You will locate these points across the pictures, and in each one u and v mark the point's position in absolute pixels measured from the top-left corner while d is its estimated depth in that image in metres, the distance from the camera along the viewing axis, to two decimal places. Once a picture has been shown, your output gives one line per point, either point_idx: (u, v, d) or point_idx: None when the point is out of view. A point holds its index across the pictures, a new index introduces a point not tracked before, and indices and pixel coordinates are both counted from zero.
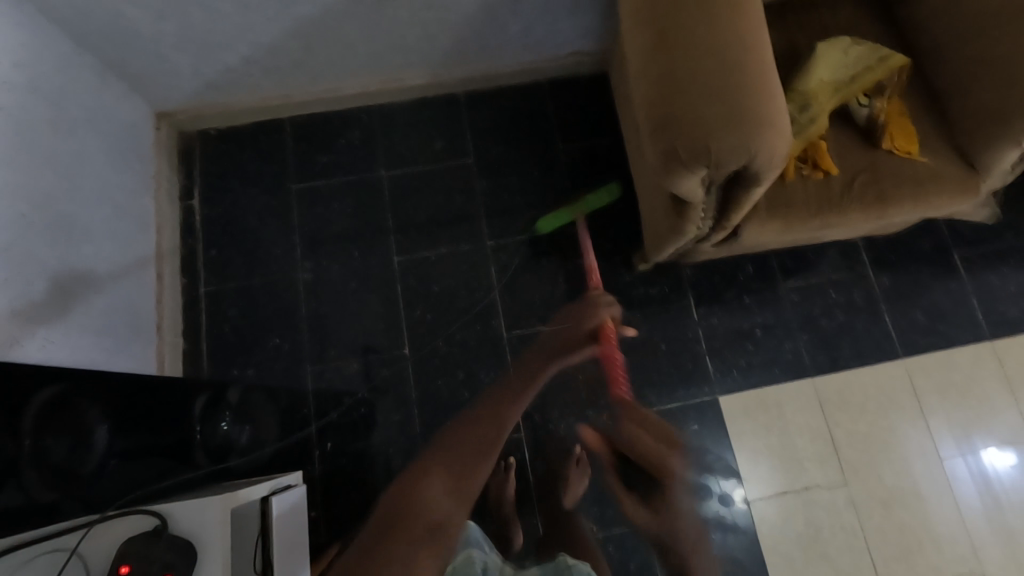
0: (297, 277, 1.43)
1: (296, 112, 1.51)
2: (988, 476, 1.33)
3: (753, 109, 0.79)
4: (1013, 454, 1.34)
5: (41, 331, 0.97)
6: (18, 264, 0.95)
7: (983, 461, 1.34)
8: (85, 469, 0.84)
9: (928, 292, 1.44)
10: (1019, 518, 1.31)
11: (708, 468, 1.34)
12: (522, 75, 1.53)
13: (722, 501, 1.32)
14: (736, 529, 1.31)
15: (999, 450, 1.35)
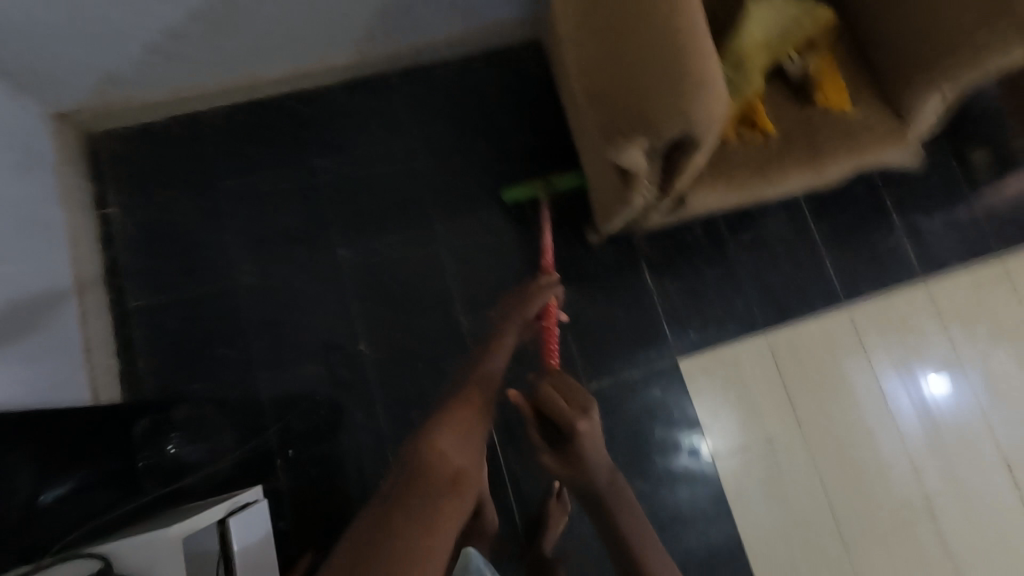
0: (237, 281, 1.35)
1: (215, 103, 1.40)
2: (927, 401, 1.43)
3: (688, 74, 0.78)
4: (949, 380, 1.44)
5: None
6: None
7: (924, 390, 1.43)
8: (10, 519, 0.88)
9: (866, 238, 1.50)
10: (955, 440, 1.41)
11: (677, 424, 1.38)
12: (456, 48, 1.47)
13: (692, 453, 1.37)
14: (704, 483, 1.36)
15: (938, 376, 1.44)
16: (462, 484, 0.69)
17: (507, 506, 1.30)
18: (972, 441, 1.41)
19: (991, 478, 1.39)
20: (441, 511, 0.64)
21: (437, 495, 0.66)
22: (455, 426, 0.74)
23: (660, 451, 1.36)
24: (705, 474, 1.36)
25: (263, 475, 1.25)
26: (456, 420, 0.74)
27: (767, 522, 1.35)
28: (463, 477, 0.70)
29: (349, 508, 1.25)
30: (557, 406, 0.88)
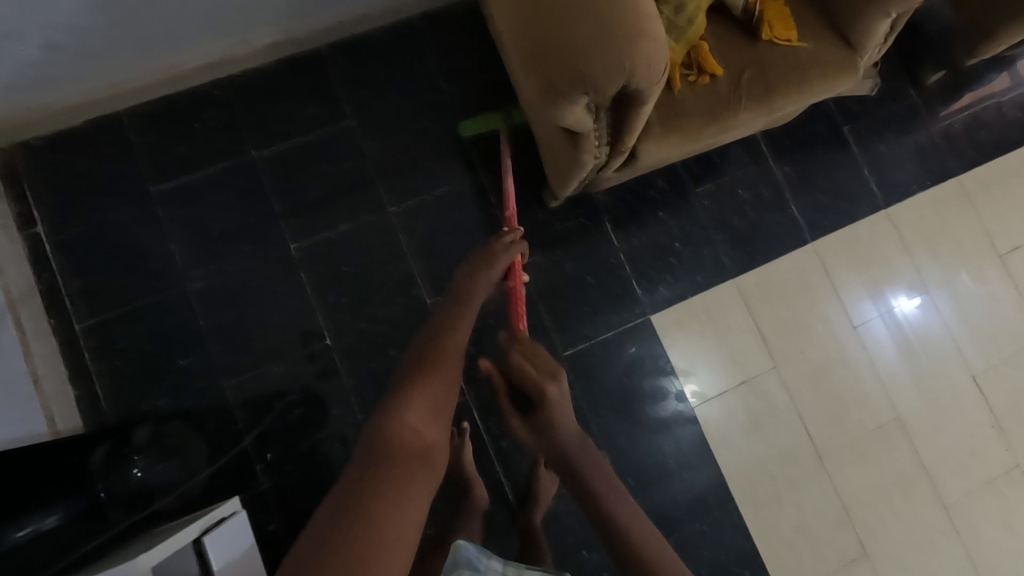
0: (187, 289, 1.28)
1: (135, 101, 1.30)
2: (899, 320, 1.46)
3: (624, 20, 0.72)
4: (919, 297, 1.47)
5: None
6: None
7: (895, 315, 1.46)
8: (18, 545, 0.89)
9: (827, 172, 1.49)
10: (926, 358, 1.45)
11: (661, 373, 1.39)
12: (387, 15, 1.37)
13: (679, 399, 1.38)
14: (688, 433, 1.37)
15: (908, 296, 1.47)
16: (431, 457, 0.63)
17: (495, 480, 1.30)
18: (941, 357, 1.45)
19: (960, 391, 1.44)
20: (408, 492, 0.58)
21: (401, 472, 0.59)
22: (421, 401, 0.66)
23: (648, 402, 1.37)
24: (690, 421, 1.38)
25: (243, 483, 1.23)
26: (422, 392, 0.67)
27: (752, 461, 1.38)
28: (432, 452, 0.63)
29: None
30: (525, 373, 0.97)
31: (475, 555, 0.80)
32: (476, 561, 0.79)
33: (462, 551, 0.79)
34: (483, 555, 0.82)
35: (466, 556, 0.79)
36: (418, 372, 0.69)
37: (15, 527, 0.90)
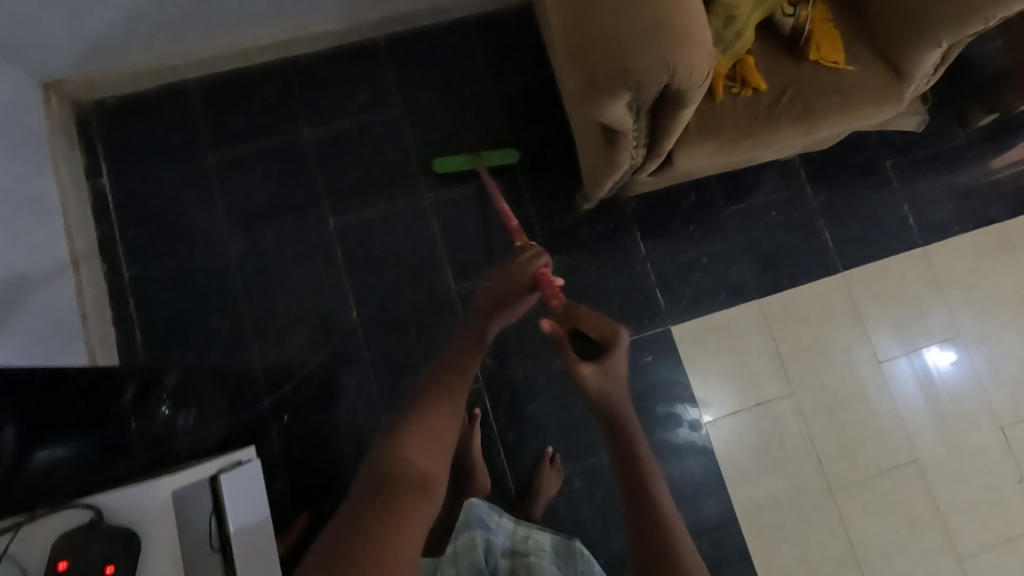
0: (228, 251, 1.35)
1: (202, 72, 1.39)
2: (930, 372, 1.42)
3: (671, 22, 0.75)
4: (953, 351, 1.43)
5: None
6: None
7: (923, 361, 1.42)
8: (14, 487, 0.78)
9: (863, 203, 1.48)
10: (955, 412, 1.40)
11: (677, 401, 1.38)
12: (444, 13, 1.44)
13: (693, 428, 1.37)
14: (700, 463, 1.36)
15: (941, 347, 1.43)
16: (432, 485, 0.62)
17: (498, 471, 1.31)
18: (971, 413, 1.40)
19: (985, 441, 1.39)
20: (406, 519, 0.57)
21: (399, 500, 0.59)
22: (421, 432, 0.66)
23: (659, 425, 1.37)
24: (701, 452, 1.36)
25: (256, 440, 1.28)
26: (426, 426, 0.66)
27: (758, 484, 1.36)
28: (432, 478, 0.62)
29: (342, 471, 1.28)
30: (597, 319, 0.89)
31: (487, 513, 1.01)
32: (485, 518, 1.00)
33: (472, 507, 1.01)
34: (492, 514, 1.03)
35: (476, 514, 1.00)
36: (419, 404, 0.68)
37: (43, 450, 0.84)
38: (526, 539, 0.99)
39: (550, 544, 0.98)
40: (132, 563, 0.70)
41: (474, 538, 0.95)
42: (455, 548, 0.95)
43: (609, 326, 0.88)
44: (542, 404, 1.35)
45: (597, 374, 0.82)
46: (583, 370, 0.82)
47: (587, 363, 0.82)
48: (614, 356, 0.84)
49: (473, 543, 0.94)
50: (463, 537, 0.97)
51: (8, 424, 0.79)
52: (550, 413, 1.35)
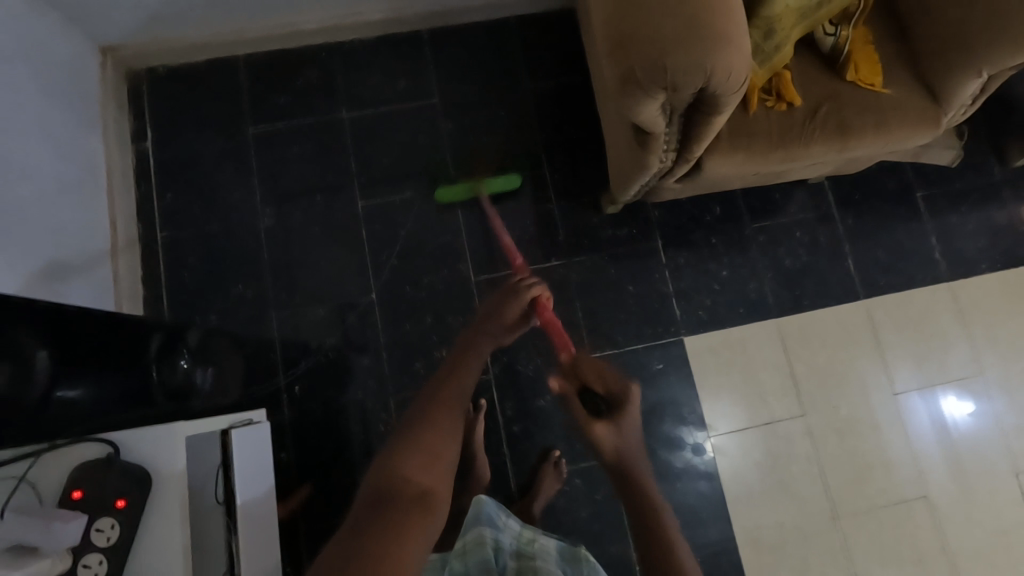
0: (259, 222, 1.39)
1: (251, 49, 1.44)
2: (947, 421, 1.38)
3: (711, 27, 0.77)
4: (972, 403, 1.39)
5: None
6: None
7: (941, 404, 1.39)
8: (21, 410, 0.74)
9: (890, 232, 1.46)
10: (972, 465, 1.36)
11: (682, 425, 1.37)
12: (488, 11, 1.48)
13: (695, 452, 1.36)
14: (701, 486, 1.34)
15: (958, 396, 1.40)
16: (429, 504, 0.56)
17: (500, 463, 1.32)
18: (987, 464, 1.36)
19: (999, 486, 1.35)
20: (403, 543, 0.51)
21: (391, 516, 0.53)
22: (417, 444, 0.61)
23: (664, 447, 1.36)
24: (702, 477, 1.35)
25: (268, 408, 1.30)
26: (423, 437, 0.61)
27: (759, 505, 1.34)
28: (431, 497, 0.56)
29: (346, 446, 1.30)
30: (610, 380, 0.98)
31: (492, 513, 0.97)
32: (493, 518, 0.97)
33: (481, 504, 0.99)
34: (501, 514, 1.00)
35: (485, 512, 0.97)
36: (410, 417, 0.64)
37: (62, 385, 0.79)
38: (533, 542, 0.92)
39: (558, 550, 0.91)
40: (142, 499, 0.73)
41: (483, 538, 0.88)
42: (463, 546, 0.90)
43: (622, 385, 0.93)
44: (549, 400, 1.35)
45: (608, 432, 0.84)
46: (597, 429, 0.84)
47: (600, 423, 0.85)
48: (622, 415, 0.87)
49: (481, 539, 0.88)
50: (472, 533, 0.92)
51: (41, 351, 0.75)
52: (556, 410, 1.35)
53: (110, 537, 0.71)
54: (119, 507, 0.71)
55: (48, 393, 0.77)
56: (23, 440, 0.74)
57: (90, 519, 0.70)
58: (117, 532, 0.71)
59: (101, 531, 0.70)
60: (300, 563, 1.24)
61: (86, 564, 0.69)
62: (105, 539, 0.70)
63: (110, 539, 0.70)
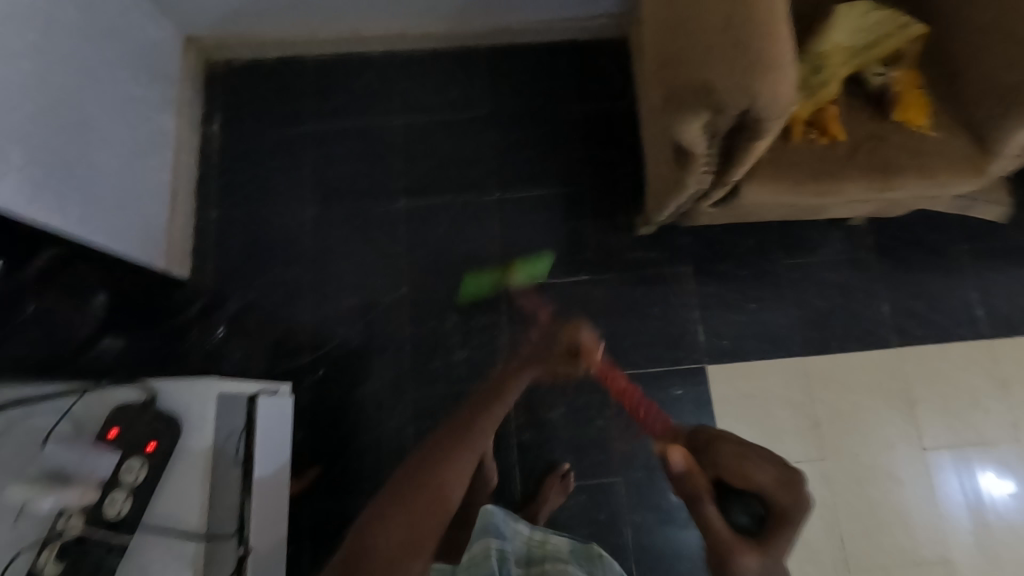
0: (304, 209, 1.46)
1: (318, 51, 1.54)
2: (984, 496, 1.32)
3: (759, 51, 0.80)
4: (1008, 473, 1.33)
5: (66, 219, 1.02)
6: (58, 161, 1.01)
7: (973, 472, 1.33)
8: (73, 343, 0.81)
9: (928, 282, 1.44)
10: (1004, 544, 1.29)
11: None
12: (542, 33, 1.55)
13: None
14: None
15: (997, 474, 1.33)
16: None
17: (507, 469, 1.32)
18: (1018, 536, 1.29)
19: None
20: None
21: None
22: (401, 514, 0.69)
23: None
24: None
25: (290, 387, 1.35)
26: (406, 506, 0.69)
27: None
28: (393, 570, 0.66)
29: (359, 434, 1.32)
30: (751, 470, 0.78)
31: (501, 522, 1.00)
32: (501, 526, 0.99)
33: (489, 515, 1.00)
34: (509, 519, 1.03)
35: (491, 523, 0.99)
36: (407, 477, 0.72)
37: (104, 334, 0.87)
38: (543, 544, 1.00)
39: (568, 548, 0.99)
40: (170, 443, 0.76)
41: (490, 549, 0.93)
42: (470, 557, 0.94)
43: (781, 489, 0.76)
44: (563, 412, 1.35)
45: (763, 565, 0.70)
46: (748, 559, 0.70)
47: (750, 548, 0.71)
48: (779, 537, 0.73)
49: (487, 553, 0.92)
50: (478, 544, 0.95)
51: (99, 291, 0.87)
52: (569, 423, 1.35)
53: (137, 477, 0.74)
54: (150, 450, 0.75)
55: (94, 334, 0.85)
56: (69, 376, 0.79)
57: (123, 457, 0.74)
58: (145, 473, 0.75)
59: (130, 470, 0.74)
60: (300, 543, 1.26)
61: (112, 499, 0.72)
62: (132, 478, 0.74)
63: (139, 479, 0.74)
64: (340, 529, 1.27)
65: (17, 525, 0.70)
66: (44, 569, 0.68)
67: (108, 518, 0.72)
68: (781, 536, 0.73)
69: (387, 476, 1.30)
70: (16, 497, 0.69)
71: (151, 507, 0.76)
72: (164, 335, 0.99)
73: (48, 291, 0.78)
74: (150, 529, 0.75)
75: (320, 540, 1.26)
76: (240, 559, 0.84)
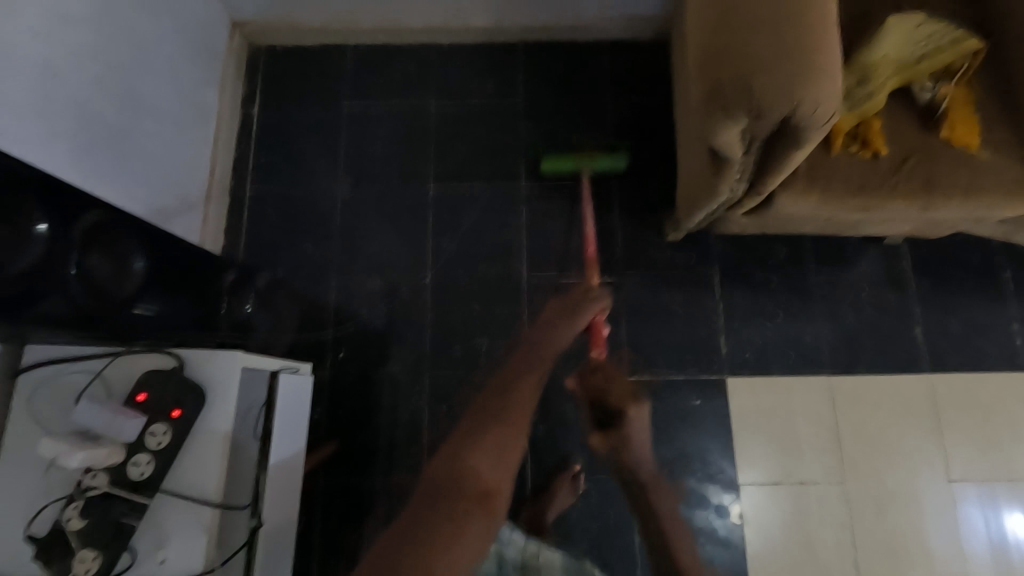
0: (336, 193, 1.48)
1: (360, 38, 1.56)
2: (1010, 533, 1.27)
3: (805, 59, 0.78)
4: None
5: (110, 186, 1.05)
6: (108, 131, 1.04)
7: (999, 509, 1.28)
8: (113, 305, 0.82)
9: (967, 307, 1.38)
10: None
11: (712, 470, 1.31)
12: (583, 31, 1.54)
13: (718, 511, 1.29)
14: (721, 547, 1.28)
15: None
16: (491, 504, 0.65)
17: (519, 464, 1.32)
18: None
19: None
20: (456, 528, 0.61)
21: (461, 518, 0.62)
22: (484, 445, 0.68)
23: (690, 501, 1.30)
24: (727, 539, 1.28)
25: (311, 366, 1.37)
26: (485, 440, 0.69)
27: (779, 565, 1.26)
28: (492, 496, 0.65)
29: (375, 418, 1.34)
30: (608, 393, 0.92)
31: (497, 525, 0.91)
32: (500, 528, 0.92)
33: None
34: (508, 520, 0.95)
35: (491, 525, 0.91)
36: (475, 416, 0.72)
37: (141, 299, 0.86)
38: (537, 557, 0.91)
39: (560, 563, 0.91)
40: (194, 411, 0.79)
41: (488, 549, 0.89)
42: None
43: (624, 398, 0.91)
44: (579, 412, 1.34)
45: (608, 446, 0.92)
46: (594, 439, 0.92)
47: (597, 433, 0.93)
48: (630, 430, 0.90)
49: (486, 556, 0.88)
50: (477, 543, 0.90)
51: (138, 255, 0.85)
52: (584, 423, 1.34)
53: (160, 442, 0.76)
54: (174, 417, 0.77)
55: (133, 297, 0.85)
56: (107, 337, 0.82)
57: (147, 421, 0.76)
58: (168, 439, 0.77)
59: (154, 435, 0.76)
60: (311, 520, 1.28)
61: (135, 461, 0.75)
62: (156, 443, 0.76)
63: (161, 444, 0.76)
64: (350, 509, 1.29)
65: (46, 477, 0.76)
66: (69, 522, 0.72)
67: (132, 479, 0.75)
68: (630, 437, 0.90)
69: (400, 461, 1.31)
70: (48, 451, 0.71)
71: (171, 472, 0.78)
72: (199, 305, 0.98)
73: (92, 252, 0.77)
74: (169, 493, 0.77)
75: (330, 520, 1.28)
76: (251, 531, 0.87)
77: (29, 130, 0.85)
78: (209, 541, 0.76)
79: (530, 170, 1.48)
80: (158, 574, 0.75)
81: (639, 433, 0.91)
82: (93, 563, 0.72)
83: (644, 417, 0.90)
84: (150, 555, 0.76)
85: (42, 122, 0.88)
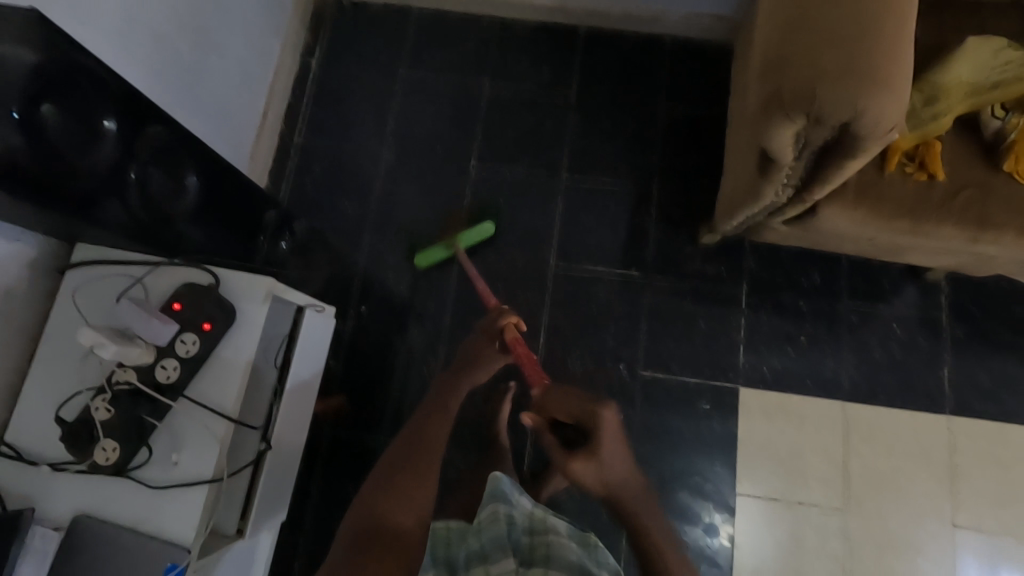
0: (381, 154, 1.51)
1: (425, 6, 1.58)
2: None
3: (874, 66, 0.76)
4: None
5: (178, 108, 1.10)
6: (180, 55, 1.08)
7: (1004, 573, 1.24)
8: (167, 218, 0.87)
9: (1004, 360, 1.34)
10: None
11: (711, 479, 1.31)
12: (647, 25, 1.53)
13: (710, 530, 1.28)
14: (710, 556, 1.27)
15: None
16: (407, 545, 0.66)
17: (520, 442, 1.33)
18: None
19: None
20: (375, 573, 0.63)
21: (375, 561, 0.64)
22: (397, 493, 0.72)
23: (682, 511, 1.29)
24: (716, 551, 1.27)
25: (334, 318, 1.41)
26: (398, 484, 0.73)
27: None
28: (403, 538, 0.67)
29: (387, 377, 1.37)
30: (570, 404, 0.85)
31: (508, 489, 0.80)
32: (511, 490, 0.81)
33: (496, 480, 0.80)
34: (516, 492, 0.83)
35: (501, 486, 0.81)
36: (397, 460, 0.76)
37: (190, 219, 0.91)
38: (545, 530, 0.72)
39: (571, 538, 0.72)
40: (225, 325, 0.82)
41: (498, 509, 0.74)
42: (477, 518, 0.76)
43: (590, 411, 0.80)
44: None
45: (591, 471, 0.73)
46: (575, 467, 0.74)
47: (577, 458, 0.75)
48: (603, 436, 0.77)
49: (496, 515, 0.73)
50: (487, 508, 0.76)
51: (191, 175, 0.89)
52: None
53: (189, 350, 0.80)
54: (205, 329, 0.81)
55: (182, 217, 0.89)
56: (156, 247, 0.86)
57: (180, 329, 0.80)
58: (197, 348, 0.80)
59: (184, 343, 0.80)
60: (315, 463, 1.32)
61: (164, 365, 0.79)
62: (184, 351, 0.80)
63: (189, 352, 0.80)
64: (351, 459, 1.32)
65: (82, 369, 0.80)
66: (97, 412, 0.76)
67: (158, 381, 0.79)
68: (606, 453, 0.75)
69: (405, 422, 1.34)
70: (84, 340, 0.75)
71: (195, 381, 0.82)
72: (241, 235, 1.04)
73: (151, 164, 0.82)
74: (191, 400, 0.81)
75: (331, 466, 1.32)
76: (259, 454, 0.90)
77: (108, 47, 0.89)
78: (220, 451, 0.80)
79: (573, 158, 1.48)
80: (170, 474, 0.79)
81: (612, 436, 0.77)
82: (112, 454, 0.76)
83: (617, 423, 0.78)
84: (165, 456, 0.80)
85: (120, 42, 0.91)
